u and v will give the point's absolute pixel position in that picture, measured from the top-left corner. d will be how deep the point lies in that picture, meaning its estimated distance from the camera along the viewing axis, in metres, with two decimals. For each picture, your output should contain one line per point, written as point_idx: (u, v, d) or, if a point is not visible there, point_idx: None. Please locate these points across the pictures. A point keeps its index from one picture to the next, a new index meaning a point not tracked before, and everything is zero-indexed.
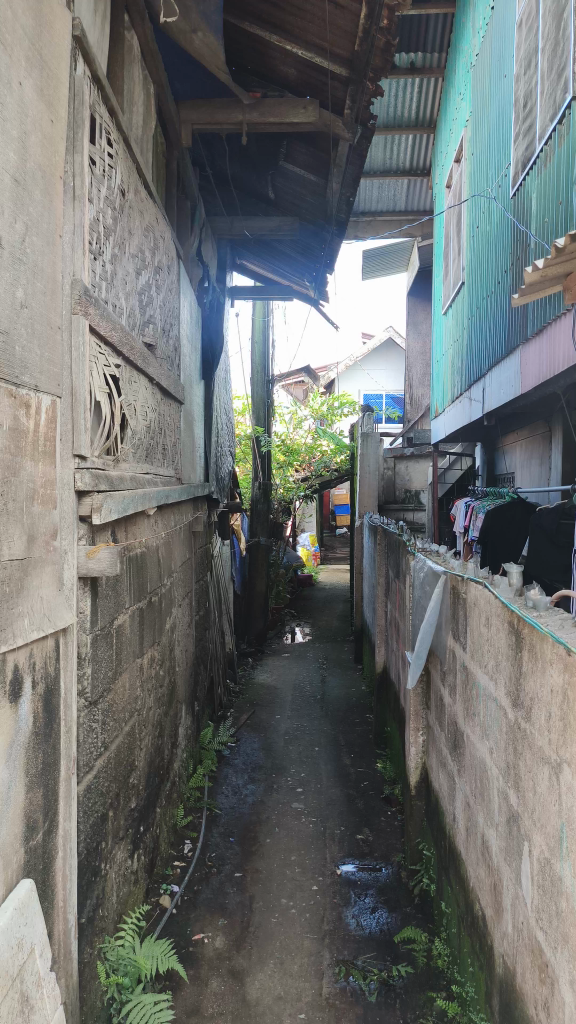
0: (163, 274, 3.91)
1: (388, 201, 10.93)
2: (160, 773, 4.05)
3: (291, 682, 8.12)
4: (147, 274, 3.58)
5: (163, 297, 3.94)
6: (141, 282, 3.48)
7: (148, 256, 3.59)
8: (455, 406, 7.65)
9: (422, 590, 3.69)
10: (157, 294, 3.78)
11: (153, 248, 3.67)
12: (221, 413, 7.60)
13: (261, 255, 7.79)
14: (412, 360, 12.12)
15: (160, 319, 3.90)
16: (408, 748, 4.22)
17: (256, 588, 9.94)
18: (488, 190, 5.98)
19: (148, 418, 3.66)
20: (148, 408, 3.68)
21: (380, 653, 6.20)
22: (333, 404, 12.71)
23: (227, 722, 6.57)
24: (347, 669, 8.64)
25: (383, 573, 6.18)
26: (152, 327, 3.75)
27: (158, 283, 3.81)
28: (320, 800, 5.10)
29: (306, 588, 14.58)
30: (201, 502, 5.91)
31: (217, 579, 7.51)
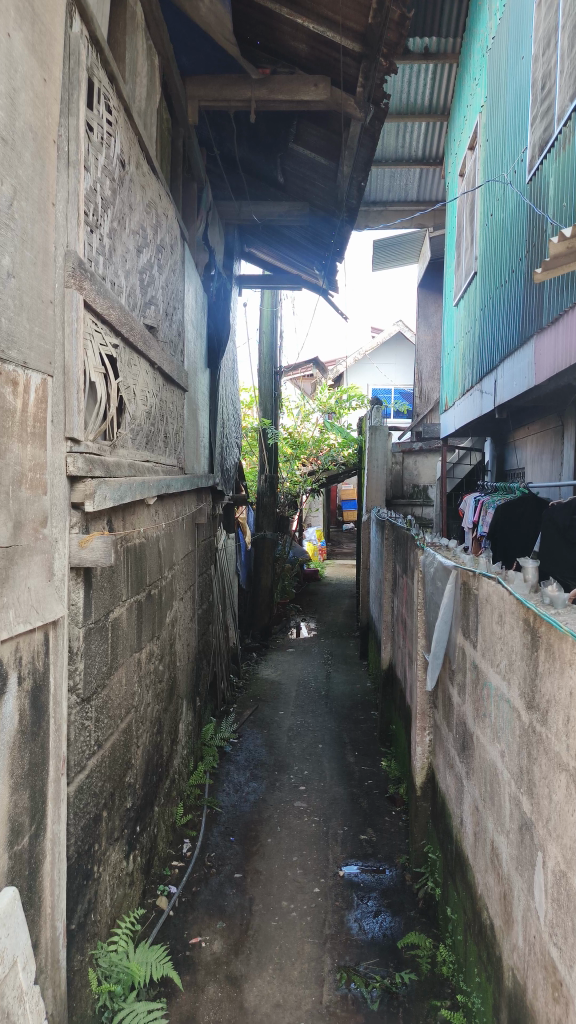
0: (166, 254, 3.79)
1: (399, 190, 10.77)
2: (158, 769, 3.94)
3: (295, 678, 7.99)
4: (149, 253, 3.47)
5: (166, 281, 3.82)
6: (143, 260, 3.37)
7: (150, 234, 3.47)
8: (466, 400, 7.50)
9: (433, 586, 3.55)
10: (159, 276, 3.65)
11: (155, 227, 3.54)
12: (228, 402, 7.47)
13: (269, 242, 7.65)
14: (422, 353, 11.96)
15: (163, 301, 3.79)
16: (414, 747, 4.09)
17: (262, 584, 9.83)
18: (503, 178, 5.83)
19: (149, 404, 3.54)
20: (149, 393, 3.55)
21: (387, 650, 6.07)
22: (341, 396, 12.15)
23: (229, 718, 6.45)
24: (353, 665, 8.52)
25: (391, 569, 6.05)
26: (154, 308, 3.63)
27: (160, 264, 3.69)
28: (323, 799, 4.98)
29: (312, 582, 14.45)
30: (205, 493, 5.80)
31: (221, 573, 7.40)
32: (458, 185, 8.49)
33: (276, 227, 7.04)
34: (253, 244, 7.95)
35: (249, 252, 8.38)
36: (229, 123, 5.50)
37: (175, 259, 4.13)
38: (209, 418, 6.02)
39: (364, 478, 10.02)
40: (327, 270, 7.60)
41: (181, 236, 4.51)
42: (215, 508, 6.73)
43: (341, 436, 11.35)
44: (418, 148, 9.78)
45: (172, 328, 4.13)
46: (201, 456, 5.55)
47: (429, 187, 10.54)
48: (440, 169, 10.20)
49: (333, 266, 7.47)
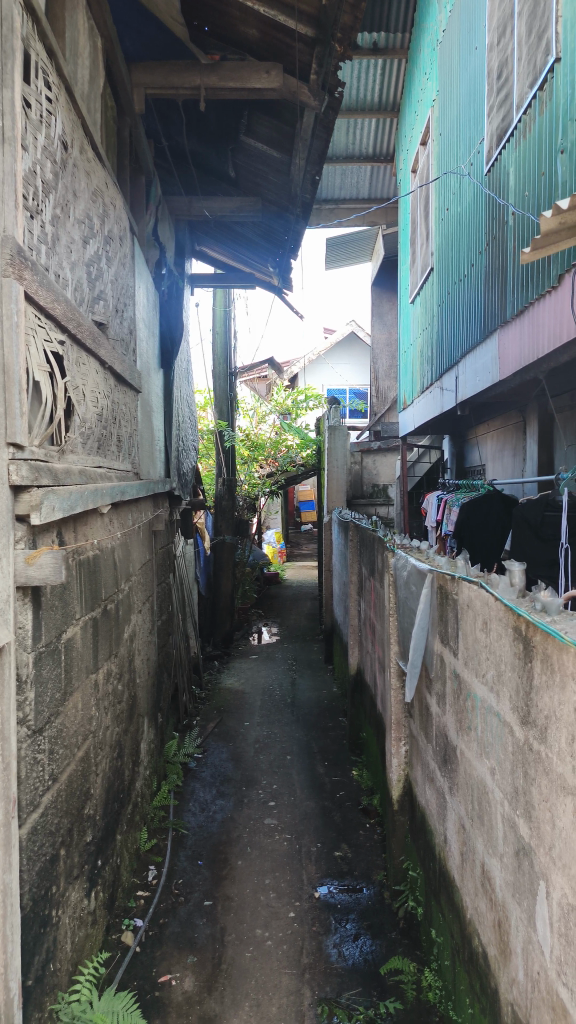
0: (115, 245, 3.57)
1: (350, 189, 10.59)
2: (119, 795, 3.72)
3: (259, 686, 7.78)
4: (96, 244, 3.26)
5: (115, 273, 3.60)
6: (89, 251, 3.15)
7: (97, 223, 3.26)
8: (425, 398, 7.35)
9: (406, 591, 3.37)
10: (107, 268, 3.44)
11: (102, 216, 3.31)
12: (183, 405, 7.26)
13: (221, 239, 7.43)
14: (377, 351, 11.80)
15: (112, 296, 3.56)
16: (389, 757, 3.91)
17: (222, 591, 9.62)
18: (459, 170, 5.68)
19: (100, 406, 3.32)
20: (100, 394, 3.33)
21: (354, 654, 5.89)
22: (297, 397, 11.97)
23: (192, 731, 6.23)
24: (318, 670, 8.34)
25: (356, 572, 5.87)
26: (103, 304, 3.41)
27: (109, 255, 3.48)
28: (294, 815, 4.78)
29: (272, 586, 14.26)
30: (162, 499, 5.57)
31: (180, 581, 7.18)
32: (410, 182, 8.35)
33: (227, 223, 6.83)
34: (204, 242, 7.74)
35: (200, 251, 8.16)
36: (179, 114, 5.29)
37: (125, 259, 3.91)
38: (164, 421, 5.79)
39: (323, 478, 9.85)
40: (281, 268, 7.41)
41: (130, 232, 4.29)
42: (173, 515, 6.50)
43: (298, 437, 11.16)
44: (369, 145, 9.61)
45: (122, 325, 3.90)
46: (156, 461, 5.31)
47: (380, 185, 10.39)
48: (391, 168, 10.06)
49: (287, 263, 7.27)
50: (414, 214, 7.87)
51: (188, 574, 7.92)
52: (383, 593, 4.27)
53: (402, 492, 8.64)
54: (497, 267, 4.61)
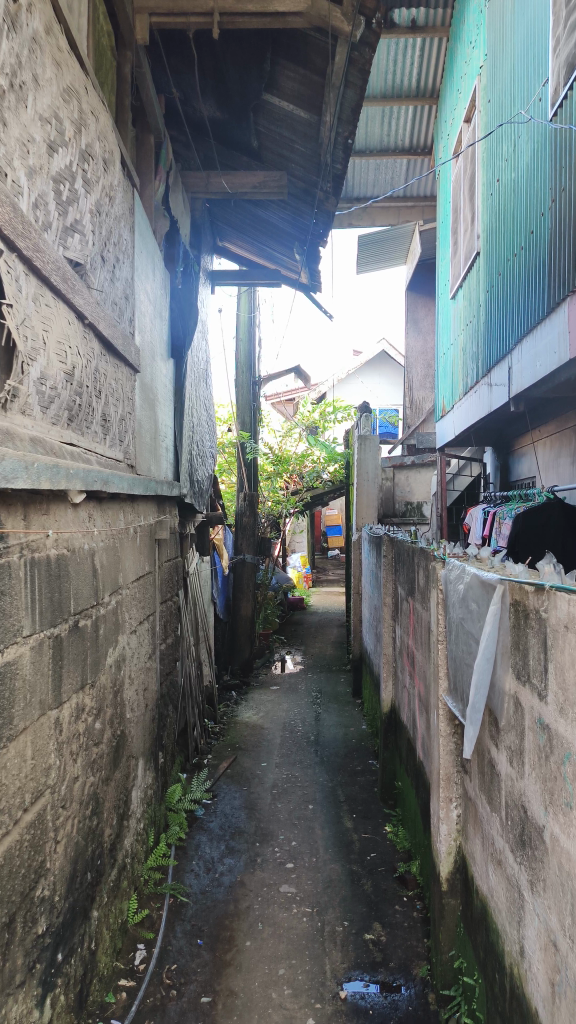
0: (97, 168, 2.79)
1: (384, 185, 9.95)
2: (100, 857, 2.94)
3: (280, 721, 7.00)
4: (69, 155, 2.46)
5: (99, 206, 2.81)
6: (57, 162, 2.35)
7: (69, 130, 2.45)
8: (468, 400, 6.62)
9: (462, 612, 2.61)
10: (86, 195, 2.64)
11: (77, 122, 2.52)
12: (199, 405, 6.53)
13: (243, 223, 6.71)
14: (411, 360, 11.02)
15: (91, 230, 2.74)
16: (436, 818, 3.11)
17: (242, 614, 8.86)
18: (516, 134, 4.97)
19: (71, 365, 2.50)
20: (71, 347, 2.51)
21: (387, 689, 5.10)
22: (325, 408, 11.07)
23: (201, 772, 5.43)
24: (345, 705, 7.55)
25: (390, 593, 5.11)
26: (80, 240, 2.61)
27: (87, 179, 2.67)
28: (317, 882, 3.98)
29: (296, 611, 13.49)
30: (169, 505, 4.82)
31: (193, 604, 6.43)
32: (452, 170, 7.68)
33: (250, 203, 6.11)
34: (224, 229, 7.06)
35: (221, 239, 7.46)
36: (190, 60, 4.59)
37: (119, 197, 3.19)
38: (173, 416, 5.06)
39: (352, 493, 9.10)
40: (308, 256, 6.67)
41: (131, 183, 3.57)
42: (183, 526, 5.74)
43: (325, 452, 10.41)
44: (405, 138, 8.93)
45: (113, 269, 3.14)
46: (162, 461, 4.56)
47: (417, 185, 9.67)
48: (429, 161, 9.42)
49: (316, 249, 6.54)
50: (457, 198, 7.18)
51: (203, 595, 7.16)
52: (428, 616, 3.51)
53: (440, 506, 7.97)
54: (568, 226, 3.89)
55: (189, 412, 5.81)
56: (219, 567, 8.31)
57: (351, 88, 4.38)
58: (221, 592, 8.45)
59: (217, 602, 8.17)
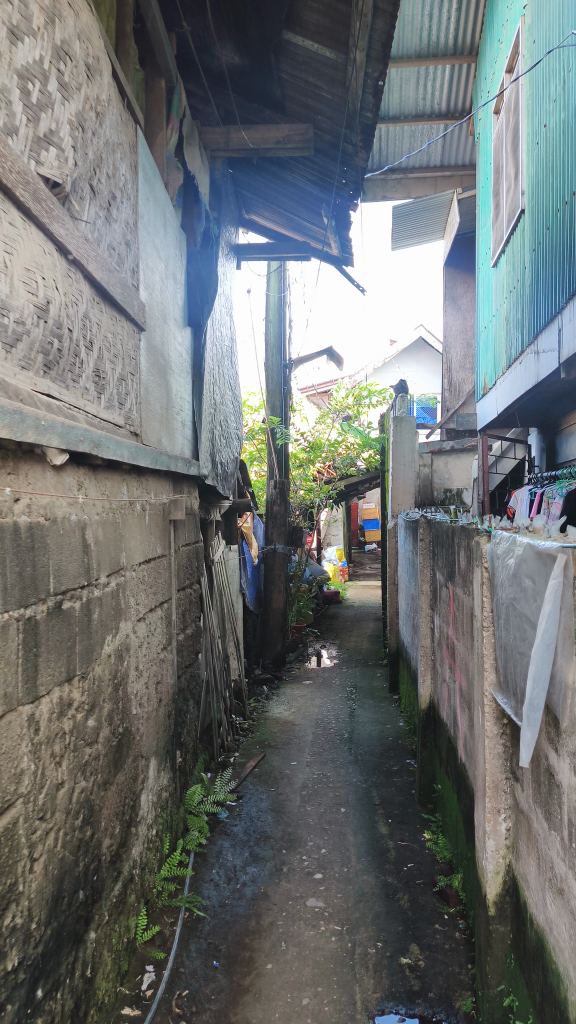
0: (77, 74, 2.43)
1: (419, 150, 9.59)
2: (99, 866, 2.54)
3: (312, 717, 6.62)
4: (39, 49, 2.11)
5: (82, 122, 2.45)
6: (23, 54, 2.00)
7: (39, 18, 2.10)
8: (512, 373, 6.20)
9: (515, 590, 2.19)
10: (62, 102, 2.29)
11: (48, 11, 2.16)
12: (223, 382, 6.15)
13: (269, 185, 6.31)
14: (451, 338, 10.59)
15: (73, 145, 2.38)
16: (481, 827, 2.72)
17: (273, 605, 8.49)
18: (565, 69, 4.76)
19: (45, 298, 2.14)
20: (47, 276, 2.15)
21: (426, 684, 4.70)
22: (360, 391, 10.66)
23: (225, 772, 5.06)
24: (382, 700, 7.15)
25: (428, 579, 4.70)
26: (57, 156, 2.25)
27: (64, 85, 2.32)
28: (347, 894, 3.61)
29: (332, 604, 13.10)
30: (186, 481, 4.46)
31: (219, 593, 6.07)
32: (493, 128, 7.28)
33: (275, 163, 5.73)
34: (248, 192, 6.70)
35: (248, 205, 7.10)
36: None
37: (110, 118, 2.83)
38: (190, 387, 4.69)
39: (388, 480, 8.69)
40: (338, 218, 6.27)
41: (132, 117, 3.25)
42: (203, 508, 5.37)
43: (359, 437, 10.00)
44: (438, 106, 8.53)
45: (104, 207, 2.79)
46: (176, 433, 4.20)
47: (450, 155, 9.28)
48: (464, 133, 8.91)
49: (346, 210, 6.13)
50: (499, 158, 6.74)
51: (230, 585, 6.80)
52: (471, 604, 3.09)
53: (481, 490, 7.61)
54: None
55: (210, 386, 5.44)
56: (249, 557, 7.95)
57: (379, 16, 3.97)
58: (251, 582, 8.10)
59: (247, 594, 7.83)
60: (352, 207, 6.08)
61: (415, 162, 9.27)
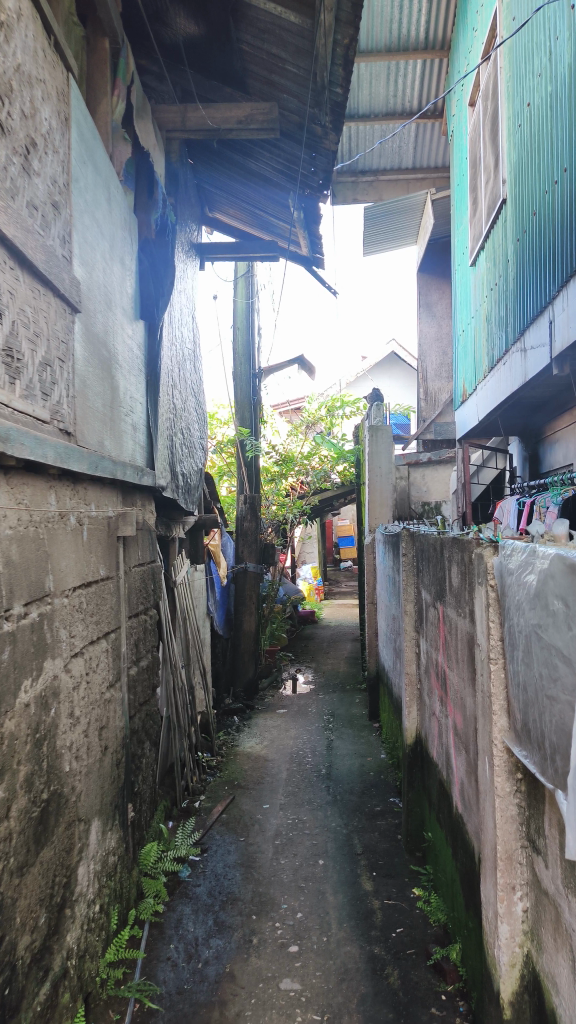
0: None
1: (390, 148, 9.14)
2: (14, 975, 2.01)
3: (287, 752, 6.08)
4: None
5: None
6: None
7: None
8: (496, 374, 5.65)
9: (542, 616, 1.69)
10: None
11: None
12: (186, 388, 5.64)
13: (231, 176, 5.83)
14: (425, 346, 10.05)
15: None
16: (488, 902, 2.17)
17: (244, 629, 7.96)
18: (553, 36, 4.15)
19: None
20: None
21: (411, 717, 4.16)
22: (333, 400, 9.98)
23: (188, 822, 4.51)
24: (362, 729, 6.62)
25: (412, 599, 4.19)
26: None
27: None
28: (327, 974, 3.07)
29: (307, 625, 12.57)
30: (137, 496, 3.93)
31: (182, 619, 5.53)
32: (466, 124, 6.83)
33: (235, 146, 5.29)
34: (210, 185, 6.22)
35: (212, 199, 6.62)
36: None
37: (22, 39, 2.33)
38: (143, 390, 4.17)
39: (363, 493, 8.19)
40: (306, 211, 5.79)
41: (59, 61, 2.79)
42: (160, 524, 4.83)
43: (333, 450, 9.51)
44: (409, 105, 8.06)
45: (21, 154, 2.29)
46: (125, 438, 3.68)
47: (423, 157, 8.83)
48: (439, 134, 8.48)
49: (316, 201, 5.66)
50: (475, 149, 6.10)
51: (196, 610, 6.26)
52: (470, 631, 2.57)
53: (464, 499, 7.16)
54: None
55: (169, 389, 4.92)
56: (217, 579, 7.42)
57: None
58: (220, 605, 7.56)
59: (215, 617, 7.29)
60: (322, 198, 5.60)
61: (387, 164, 8.86)
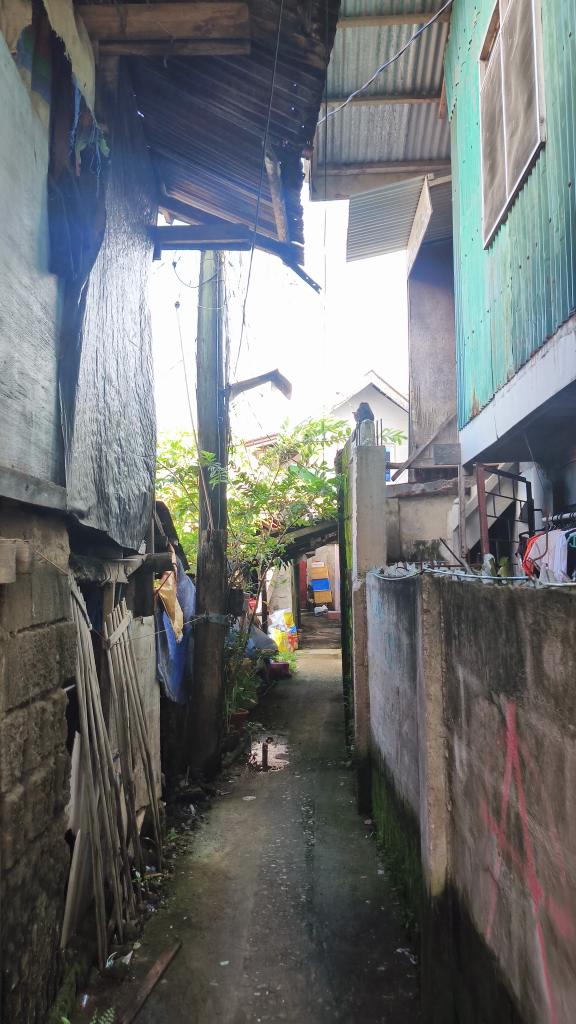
0: None
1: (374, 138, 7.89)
2: None
3: (254, 864, 4.69)
4: None
5: None
6: None
7: None
8: (530, 373, 4.35)
9: None
10: None
11: None
12: (127, 391, 4.29)
13: (190, 127, 4.54)
14: (417, 364, 8.84)
15: None
16: None
17: (205, 694, 6.57)
18: None
19: None
20: None
21: (437, 854, 2.81)
22: (311, 424, 8.71)
23: (108, 1004, 3.11)
24: (352, 827, 5.25)
25: (438, 675, 2.86)
26: None
27: None
28: None
29: (280, 679, 11.18)
30: (26, 520, 2.58)
31: (120, 697, 4.13)
32: (474, 88, 5.58)
33: (190, 64, 3.91)
34: (160, 141, 4.95)
35: (164, 164, 5.34)
36: None
37: None
38: (45, 372, 2.83)
39: (349, 528, 6.89)
40: (282, 167, 4.56)
41: None
42: (77, 561, 3.50)
43: (311, 480, 8.22)
44: (399, 84, 6.89)
45: None
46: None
47: (416, 149, 7.64)
48: (434, 118, 7.27)
49: (296, 154, 4.40)
50: (494, 99, 4.87)
51: (140, 679, 4.86)
52: None
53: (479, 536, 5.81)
54: None
55: (100, 379, 3.60)
56: (171, 632, 6.04)
57: None
58: (174, 666, 6.18)
59: (168, 680, 5.91)
60: (305, 148, 4.34)
61: (374, 157, 7.71)
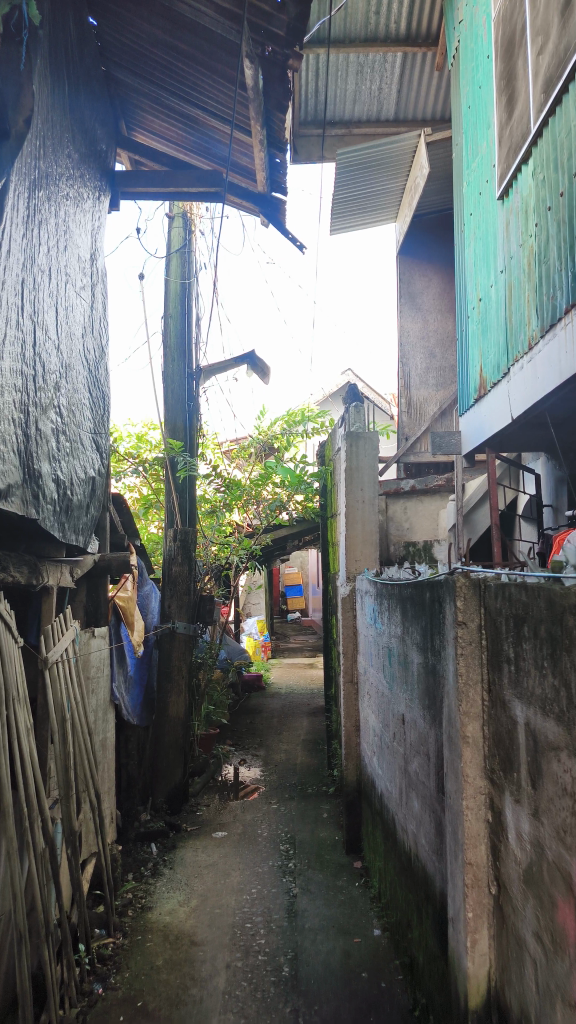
0: None
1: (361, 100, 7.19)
2: None
3: (226, 925, 3.92)
4: None
5: None
6: None
7: None
8: (562, 334, 3.62)
9: None
10: None
11: None
12: (71, 351, 3.54)
13: (150, 30, 3.85)
14: (407, 349, 8.14)
15: None
16: None
17: (170, 714, 5.80)
18: None
19: None
20: None
21: (476, 957, 2.06)
22: (289, 415, 7.98)
23: None
24: (341, 873, 4.50)
25: (477, 709, 2.13)
26: None
27: None
28: None
29: (252, 693, 10.38)
30: None
31: (61, 728, 3.36)
32: (483, 20, 4.89)
33: None
34: (118, 56, 4.25)
35: (125, 93, 4.62)
36: None
37: None
38: None
39: (334, 528, 6.15)
40: (264, 80, 3.81)
41: None
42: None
43: (290, 475, 7.48)
44: (393, 30, 6.19)
45: None
46: None
47: (408, 106, 6.99)
48: (430, 73, 6.60)
49: (284, 65, 3.67)
50: (514, 18, 4.16)
51: (90, 704, 4.08)
52: None
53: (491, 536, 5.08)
54: None
55: (25, 322, 2.85)
56: (129, 646, 5.27)
57: None
58: (133, 684, 5.41)
59: (125, 703, 5.12)
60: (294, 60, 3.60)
61: (362, 116, 7.03)
